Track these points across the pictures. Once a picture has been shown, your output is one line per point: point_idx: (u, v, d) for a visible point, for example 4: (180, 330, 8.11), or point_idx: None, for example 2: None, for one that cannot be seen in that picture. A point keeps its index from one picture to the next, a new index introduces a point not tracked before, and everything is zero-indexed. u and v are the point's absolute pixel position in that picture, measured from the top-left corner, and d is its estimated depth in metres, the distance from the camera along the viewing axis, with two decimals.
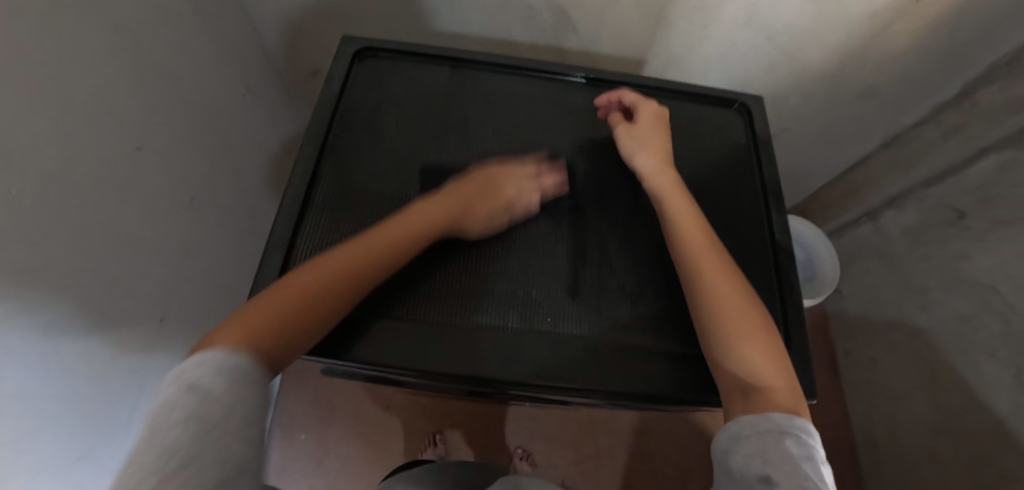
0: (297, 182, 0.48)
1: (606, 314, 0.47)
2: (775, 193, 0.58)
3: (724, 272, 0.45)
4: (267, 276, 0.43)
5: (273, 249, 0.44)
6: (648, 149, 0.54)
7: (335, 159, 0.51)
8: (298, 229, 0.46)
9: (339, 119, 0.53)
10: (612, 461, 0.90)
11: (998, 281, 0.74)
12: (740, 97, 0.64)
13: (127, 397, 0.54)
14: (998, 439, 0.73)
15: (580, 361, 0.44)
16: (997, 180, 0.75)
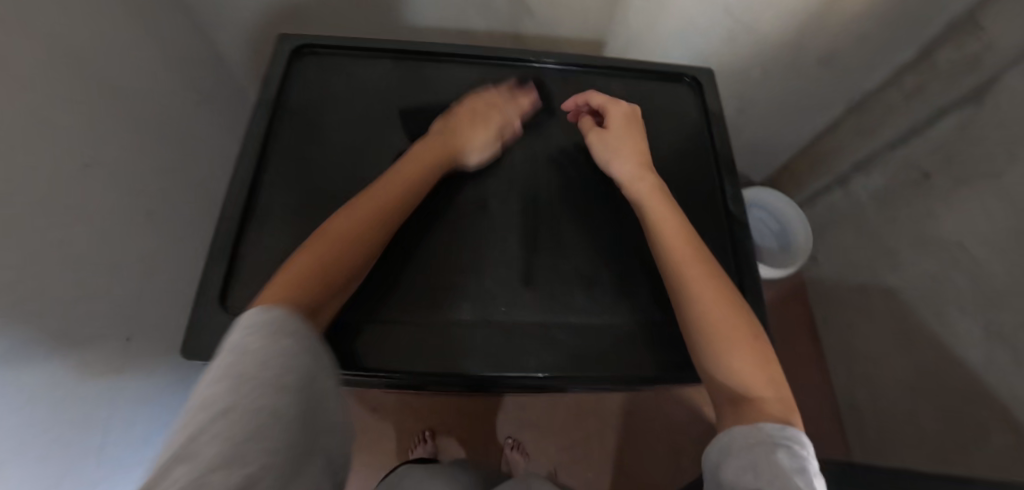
0: (236, 196, 0.49)
1: (559, 300, 0.49)
2: (729, 167, 0.59)
3: (707, 279, 0.46)
4: (210, 293, 0.45)
5: (217, 266, 0.46)
6: (625, 153, 0.53)
7: (276, 169, 0.51)
8: (240, 242, 0.47)
9: (278, 126, 0.53)
10: (602, 443, 0.92)
11: (964, 238, 0.75)
12: (692, 71, 0.63)
13: (98, 422, 0.55)
14: (971, 392, 0.75)
15: (534, 349, 0.46)
16: (959, 138, 0.75)
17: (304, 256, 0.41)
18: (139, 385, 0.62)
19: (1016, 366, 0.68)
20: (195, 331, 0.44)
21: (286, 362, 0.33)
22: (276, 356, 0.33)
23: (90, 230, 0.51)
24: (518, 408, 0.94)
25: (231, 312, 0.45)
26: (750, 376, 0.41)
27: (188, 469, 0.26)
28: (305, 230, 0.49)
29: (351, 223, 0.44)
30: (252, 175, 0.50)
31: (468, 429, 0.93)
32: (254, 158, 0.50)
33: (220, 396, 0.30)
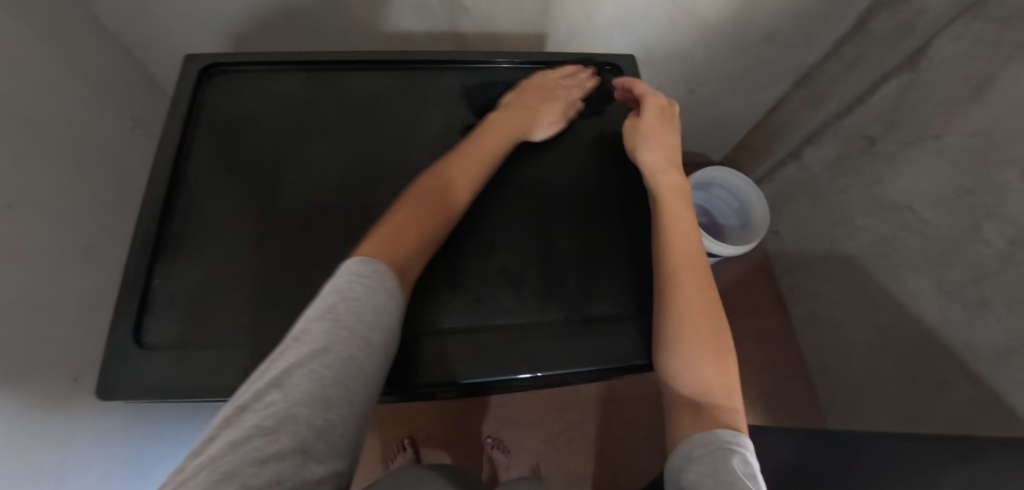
0: (145, 231, 0.50)
1: (483, 302, 0.50)
2: None
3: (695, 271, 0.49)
4: (122, 330, 0.46)
5: (127, 303, 0.47)
6: (659, 142, 0.56)
7: (186, 201, 0.52)
8: (151, 277, 0.48)
9: (186, 158, 0.54)
10: (582, 433, 0.93)
11: (912, 201, 0.77)
12: (608, 62, 0.66)
13: (49, 469, 0.52)
14: (931, 347, 0.77)
15: (460, 353, 0.48)
16: (899, 104, 0.77)
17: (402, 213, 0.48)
18: (94, 424, 0.59)
19: (969, 319, 0.71)
20: (108, 368, 0.45)
21: (377, 313, 0.39)
22: (368, 306, 0.39)
23: (23, 270, 0.49)
24: (495, 406, 0.94)
25: (144, 347, 0.46)
26: (703, 374, 0.44)
27: (285, 401, 0.32)
28: (217, 257, 0.49)
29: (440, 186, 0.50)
30: (161, 209, 0.51)
31: (446, 432, 0.93)
32: (161, 192, 0.51)
33: (318, 339, 0.36)
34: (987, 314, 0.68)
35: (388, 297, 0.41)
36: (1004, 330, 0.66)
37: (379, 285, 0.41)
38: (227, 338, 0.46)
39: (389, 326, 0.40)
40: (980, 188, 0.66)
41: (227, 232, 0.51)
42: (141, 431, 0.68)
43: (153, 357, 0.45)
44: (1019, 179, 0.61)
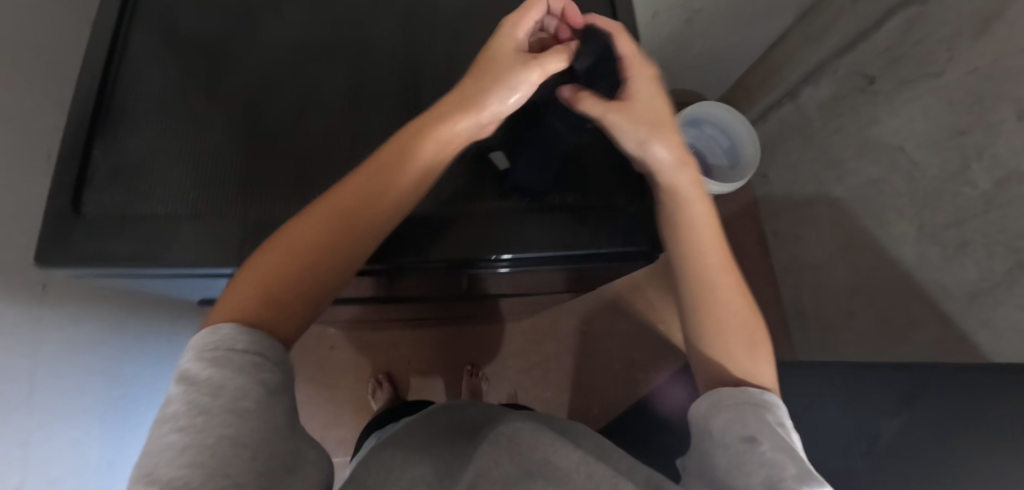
0: (80, 98, 0.43)
1: (461, 189, 0.46)
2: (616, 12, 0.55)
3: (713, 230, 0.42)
4: (59, 197, 0.40)
5: (61, 174, 0.40)
6: (660, 125, 0.40)
7: (126, 71, 0.45)
8: (89, 149, 0.42)
9: (130, 24, 0.47)
10: (560, 363, 0.96)
11: (904, 141, 0.75)
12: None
13: (20, 371, 0.51)
14: (906, 289, 0.78)
15: (436, 235, 0.44)
16: (902, 39, 0.74)
17: (284, 254, 0.36)
18: (62, 332, 0.58)
19: (947, 261, 0.71)
20: (47, 239, 0.39)
21: (245, 386, 0.31)
22: (235, 380, 0.31)
23: None
24: (477, 336, 0.96)
25: (85, 220, 0.40)
26: (740, 360, 0.41)
27: None
28: (167, 131, 0.43)
29: (347, 213, 0.37)
30: (99, 76, 0.44)
31: (427, 358, 0.95)
32: (100, 57, 0.44)
33: (173, 438, 0.29)
34: (964, 255, 0.69)
35: (273, 367, 0.33)
36: (978, 271, 0.67)
37: (267, 359, 0.33)
38: (168, 225, 0.40)
39: (264, 388, 0.32)
40: (973, 127, 0.65)
41: (172, 106, 0.44)
42: (115, 345, 0.68)
43: (96, 228, 0.39)
44: (1014, 119, 0.59)
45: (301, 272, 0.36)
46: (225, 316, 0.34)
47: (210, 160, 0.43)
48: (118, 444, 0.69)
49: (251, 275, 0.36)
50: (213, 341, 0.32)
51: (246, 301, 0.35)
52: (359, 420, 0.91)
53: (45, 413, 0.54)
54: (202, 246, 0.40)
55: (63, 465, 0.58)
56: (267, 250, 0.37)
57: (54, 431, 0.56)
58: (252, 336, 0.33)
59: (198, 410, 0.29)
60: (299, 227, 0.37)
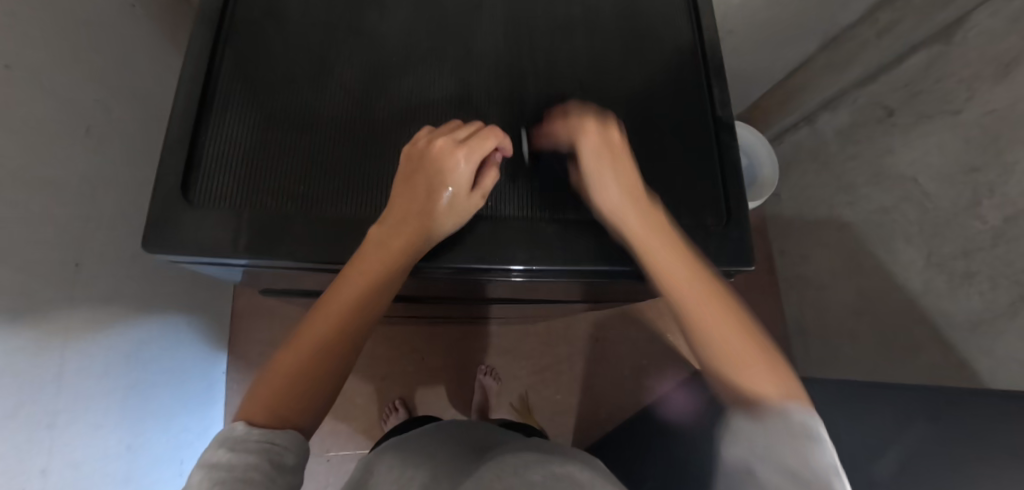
0: (190, 80, 0.43)
1: (545, 195, 0.44)
2: (701, 23, 0.53)
3: (664, 242, 0.40)
4: (168, 179, 0.39)
5: (173, 156, 0.40)
6: (600, 187, 0.41)
7: (233, 58, 0.45)
8: (198, 135, 0.41)
9: (234, 9, 0.47)
10: (571, 367, 0.98)
11: (918, 173, 0.78)
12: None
13: (50, 352, 0.51)
14: (910, 314, 0.82)
15: (502, 239, 0.42)
16: (924, 75, 0.77)
17: (291, 354, 0.38)
18: (92, 311, 0.57)
19: (952, 289, 0.75)
20: (157, 222, 0.39)
21: (254, 464, 0.31)
22: (244, 459, 0.31)
23: (22, 141, 0.46)
24: (492, 336, 0.97)
25: (195, 204, 0.39)
26: (758, 379, 0.34)
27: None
28: (271, 122, 0.43)
29: (331, 320, 0.38)
30: (209, 62, 0.44)
31: (440, 356, 0.95)
32: (209, 43, 0.44)
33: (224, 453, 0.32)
34: (969, 285, 0.72)
35: (284, 451, 0.33)
36: (981, 301, 0.70)
37: (282, 447, 0.33)
38: (271, 217, 0.39)
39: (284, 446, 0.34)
40: (986, 165, 0.68)
41: (276, 98, 0.44)
42: (139, 324, 0.66)
43: (206, 217, 0.39)
44: None
45: (306, 372, 0.37)
46: (244, 415, 0.35)
47: (312, 155, 0.42)
48: (136, 427, 0.67)
49: (264, 379, 0.37)
50: (238, 431, 0.33)
51: (261, 402, 0.35)
52: (374, 414, 0.92)
53: (68, 396, 0.53)
54: (297, 241, 0.39)
55: (86, 448, 0.57)
56: (282, 354, 0.38)
57: (80, 413, 0.55)
58: (269, 433, 0.34)
59: (244, 442, 0.32)
60: (303, 331, 0.38)
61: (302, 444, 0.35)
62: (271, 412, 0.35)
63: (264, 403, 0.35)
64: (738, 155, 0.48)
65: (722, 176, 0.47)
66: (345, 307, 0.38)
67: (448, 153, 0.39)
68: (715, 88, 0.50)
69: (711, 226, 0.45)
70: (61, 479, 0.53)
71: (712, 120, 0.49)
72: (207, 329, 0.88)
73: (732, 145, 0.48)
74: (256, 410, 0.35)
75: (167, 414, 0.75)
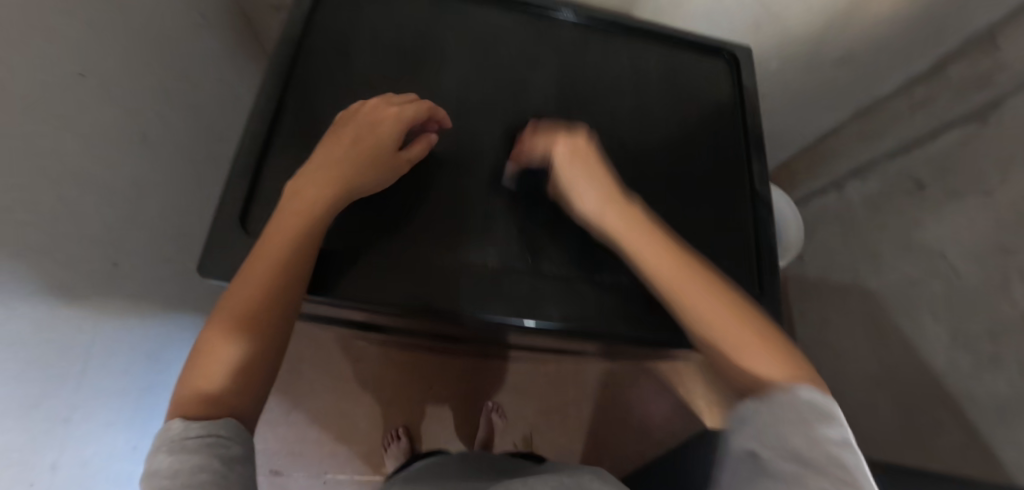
0: (258, 119, 0.44)
1: (584, 257, 0.45)
2: (746, 106, 0.55)
3: (644, 237, 0.41)
4: (227, 213, 0.41)
5: (236, 186, 0.42)
6: (578, 192, 0.42)
7: (301, 92, 0.46)
8: (260, 173, 0.43)
9: (305, 53, 0.48)
10: (579, 411, 0.96)
11: (947, 249, 0.77)
12: (728, 47, 0.57)
13: (76, 347, 0.52)
14: (933, 392, 0.79)
15: (542, 297, 0.43)
16: (957, 152, 0.77)
17: (222, 327, 0.35)
18: (120, 310, 0.59)
19: (977, 370, 0.72)
20: (211, 247, 0.40)
21: (203, 464, 0.30)
22: (191, 461, 0.30)
23: (79, 140, 0.49)
24: (501, 372, 0.96)
25: (250, 239, 0.40)
26: (760, 361, 0.35)
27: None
28: None
29: (261, 278, 0.36)
30: (277, 102, 0.45)
31: (449, 388, 0.95)
32: (279, 85, 0.46)
33: (171, 460, 0.30)
34: (996, 369, 0.70)
35: (233, 443, 0.32)
36: (1009, 386, 0.68)
37: (229, 438, 0.32)
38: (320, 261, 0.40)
39: (227, 441, 0.32)
40: (1019, 247, 0.67)
41: None
42: (162, 326, 0.68)
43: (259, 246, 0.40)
44: None
45: (241, 340, 0.35)
46: (176, 412, 0.33)
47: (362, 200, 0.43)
48: (145, 429, 0.67)
49: (188, 369, 0.34)
50: (179, 428, 0.32)
51: (191, 393, 0.33)
52: (374, 438, 0.91)
53: (82, 394, 0.54)
54: (343, 282, 0.40)
55: (96, 445, 0.57)
56: (204, 336, 0.35)
57: (93, 410, 0.56)
58: (206, 425, 0.32)
59: (187, 442, 0.31)
60: (223, 305, 0.36)
61: (242, 433, 0.33)
62: (201, 400, 0.33)
63: (194, 394, 0.33)
64: (775, 239, 0.49)
65: (756, 250, 0.48)
66: (268, 266, 0.36)
67: (373, 109, 0.43)
68: (756, 162, 0.52)
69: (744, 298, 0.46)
70: (67, 474, 0.53)
71: (751, 193, 0.51)
72: None
73: (769, 219, 0.49)
74: (187, 402, 0.33)
75: None
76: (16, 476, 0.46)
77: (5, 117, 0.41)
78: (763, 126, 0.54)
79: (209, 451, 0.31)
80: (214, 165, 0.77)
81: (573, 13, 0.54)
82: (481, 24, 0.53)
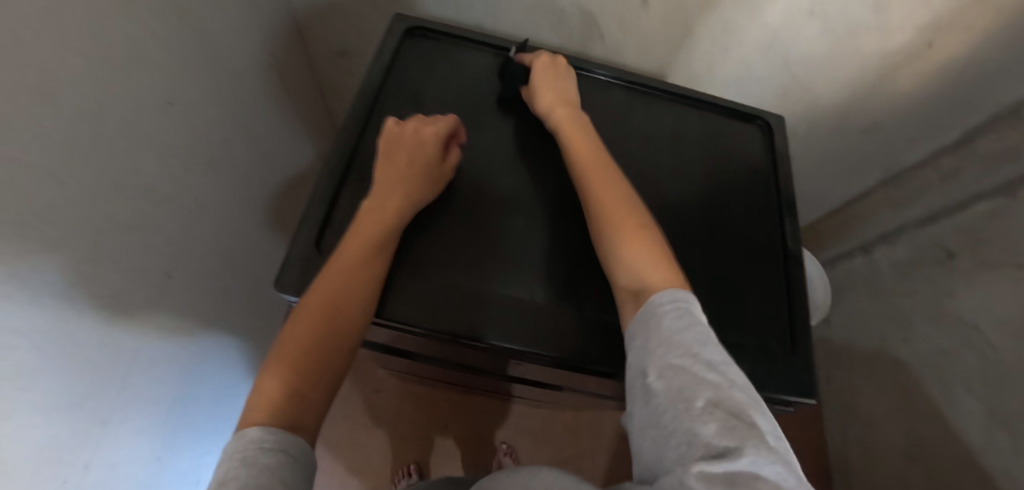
0: (338, 154, 0.48)
1: None
2: (780, 170, 0.57)
3: (586, 144, 0.48)
4: (304, 236, 0.44)
5: (314, 212, 0.45)
6: (541, 86, 0.52)
7: (376, 131, 0.50)
8: (336, 201, 0.46)
9: (383, 98, 0.52)
10: (595, 463, 0.94)
11: (979, 320, 0.76)
12: (763, 113, 0.60)
13: (124, 353, 0.55)
14: (971, 472, 0.75)
15: (585, 332, 0.44)
16: (987, 224, 0.77)
17: (303, 328, 0.38)
18: (169, 322, 0.62)
19: (1015, 452, 0.69)
20: (288, 263, 0.43)
21: (271, 484, 0.30)
22: (260, 476, 0.30)
23: (156, 160, 0.54)
24: (517, 414, 0.96)
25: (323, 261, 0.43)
26: (637, 252, 0.41)
27: None
28: None
29: (344, 283, 0.39)
30: (355, 139, 0.49)
31: (463, 427, 0.94)
32: (358, 125, 0.50)
33: (240, 471, 0.30)
34: None
35: (298, 464, 0.32)
36: None
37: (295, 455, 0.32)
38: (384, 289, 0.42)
39: (295, 468, 0.32)
40: None
41: None
42: (203, 339, 0.71)
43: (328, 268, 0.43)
44: None
45: (322, 349, 0.37)
46: (251, 423, 0.33)
47: (419, 234, 0.46)
48: (169, 438, 0.68)
49: (267, 377, 0.36)
50: (255, 436, 0.32)
51: (269, 405, 0.34)
52: (384, 474, 0.90)
53: (122, 399, 0.56)
54: (396, 305, 0.42)
55: (126, 451, 0.59)
56: (283, 345, 0.37)
57: (129, 414, 0.58)
58: (279, 438, 0.32)
59: (263, 457, 0.31)
60: (301, 314, 0.38)
61: (307, 453, 0.33)
62: (278, 413, 0.34)
63: (271, 406, 0.34)
64: (807, 296, 0.50)
65: (789, 306, 0.49)
66: (354, 271, 0.39)
67: (410, 129, 0.46)
68: (787, 224, 0.53)
69: (775, 354, 0.46)
70: (95, 478, 0.54)
71: (783, 253, 0.52)
72: (262, 355, 0.93)
73: (801, 276, 0.51)
74: (263, 414, 0.34)
75: (202, 429, 0.77)
76: (49, 472, 0.48)
77: (99, 136, 0.45)
78: (795, 189, 0.56)
79: (280, 473, 0.31)
80: (266, 192, 0.82)
81: (620, 77, 0.58)
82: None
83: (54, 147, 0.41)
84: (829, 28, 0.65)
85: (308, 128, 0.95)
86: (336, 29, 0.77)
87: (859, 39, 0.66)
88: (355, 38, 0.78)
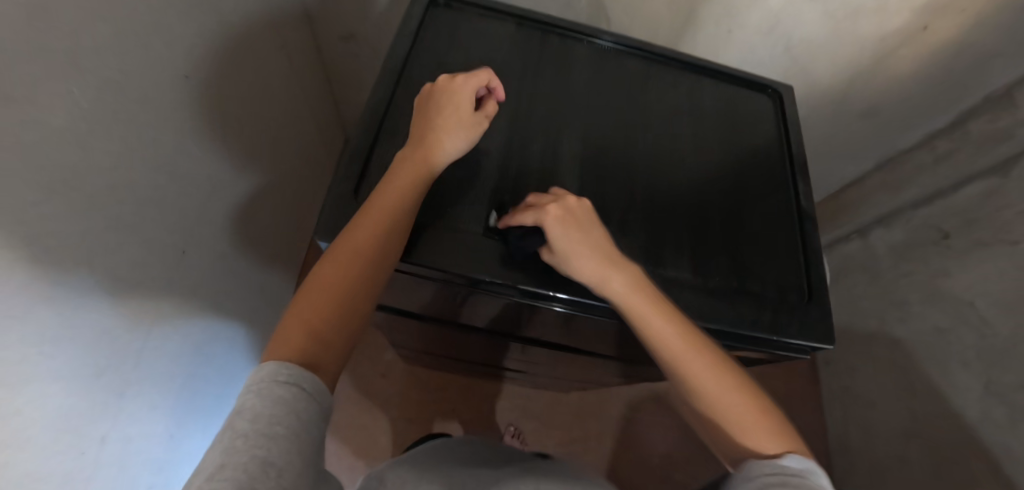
0: (371, 113, 0.49)
1: (655, 253, 0.47)
2: (792, 135, 0.59)
3: (667, 324, 0.40)
4: (341, 189, 0.44)
5: (351, 167, 0.45)
6: (580, 261, 0.40)
7: (405, 94, 0.51)
8: (372, 156, 0.47)
9: (410, 65, 0.53)
10: (601, 445, 0.95)
11: (975, 297, 0.78)
12: (773, 84, 0.63)
13: (140, 327, 0.55)
14: (968, 444, 0.77)
15: None
16: (981, 204, 0.79)
17: (327, 271, 0.40)
18: (183, 299, 0.62)
19: (1012, 424, 0.71)
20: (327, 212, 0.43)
21: (284, 415, 0.32)
22: (275, 407, 0.32)
23: (173, 132, 0.54)
24: (524, 397, 0.97)
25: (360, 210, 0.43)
26: (756, 435, 0.40)
27: (236, 435, 0.31)
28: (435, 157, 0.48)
29: (370, 228, 0.39)
30: (387, 101, 0.50)
31: (469, 408, 0.95)
32: (388, 88, 0.50)
33: (254, 402, 0.32)
34: None
35: (314, 403, 0.34)
36: None
37: (310, 393, 0.34)
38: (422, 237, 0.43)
39: (306, 403, 0.34)
40: None
41: None
42: (213, 319, 0.71)
43: None
44: None
45: (343, 292, 0.40)
46: (275, 356, 0.37)
47: (454, 188, 0.46)
48: (181, 418, 0.68)
49: (294, 316, 0.39)
50: (272, 368, 0.35)
51: (292, 342, 0.37)
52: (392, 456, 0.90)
53: (137, 373, 0.56)
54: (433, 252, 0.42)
55: (140, 427, 0.59)
56: (309, 286, 0.40)
57: (143, 390, 0.58)
58: (293, 373, 0.34)
59: (275, 390, 0.33)
60: (326, 257, 0.40)
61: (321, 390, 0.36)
62: (298, 351, 0.37)
63: (295, 342, 0.37)
64: (821, 252, 0.51)
65: (803, 261, 0.51)
66: (382, 218, 0.39)
67: (445, 85, 0.44)
68: (800, 183, 0.55)
69: (794, 301, 0.48)
70: (111, 453, 0.54)
71: (797, 211, 0.54)
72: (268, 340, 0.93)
73: (814, 233, 0.52)
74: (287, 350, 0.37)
75: (210, 412, 0.76)
76: (67, 443, 0.48)
77: (122, 104, 0.46)
78: (805, 153, 0.58)
79: (292, 406, 0.33)
80: (272, 175, 0.83)
81: (637, 47, 0.60)
82: (557, 50, 0.58)
83: (77, 111, 0.41)
84: (830, 10, 0.67)
85: (314, 113, 0.95)
86: (344, 12, 0.77)
87: (859, 22, 0.68)
88: (362, 21, 0.79)
